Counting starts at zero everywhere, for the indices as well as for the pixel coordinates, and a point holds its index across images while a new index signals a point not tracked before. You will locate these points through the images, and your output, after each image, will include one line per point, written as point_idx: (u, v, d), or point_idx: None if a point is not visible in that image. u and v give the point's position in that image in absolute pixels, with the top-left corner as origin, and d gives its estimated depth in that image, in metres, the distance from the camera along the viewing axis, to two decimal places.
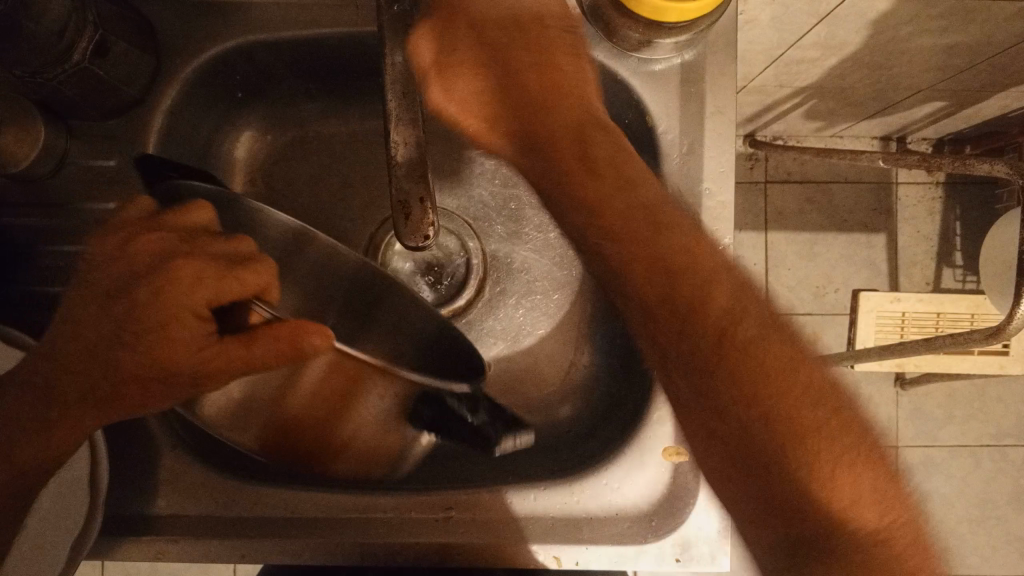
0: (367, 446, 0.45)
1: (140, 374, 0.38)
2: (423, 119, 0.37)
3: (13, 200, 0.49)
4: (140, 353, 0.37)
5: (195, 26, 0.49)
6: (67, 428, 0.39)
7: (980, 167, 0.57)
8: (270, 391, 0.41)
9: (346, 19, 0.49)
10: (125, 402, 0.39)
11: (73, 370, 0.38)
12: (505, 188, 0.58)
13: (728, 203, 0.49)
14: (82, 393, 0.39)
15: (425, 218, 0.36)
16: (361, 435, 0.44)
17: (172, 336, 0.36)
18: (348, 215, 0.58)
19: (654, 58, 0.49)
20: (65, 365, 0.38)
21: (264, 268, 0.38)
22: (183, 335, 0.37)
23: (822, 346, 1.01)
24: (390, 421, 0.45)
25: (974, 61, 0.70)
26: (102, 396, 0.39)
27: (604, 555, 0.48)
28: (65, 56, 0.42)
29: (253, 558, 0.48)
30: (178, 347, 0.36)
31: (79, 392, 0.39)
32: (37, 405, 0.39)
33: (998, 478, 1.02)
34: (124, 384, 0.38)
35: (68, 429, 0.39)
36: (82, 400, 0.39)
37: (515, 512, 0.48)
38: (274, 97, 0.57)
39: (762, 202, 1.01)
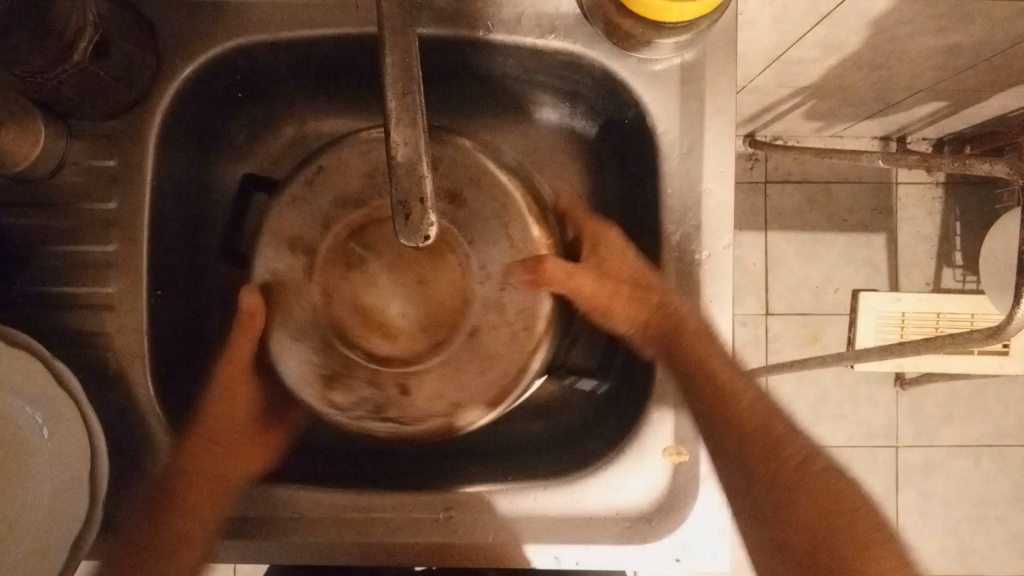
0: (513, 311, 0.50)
1: (241, 438, 0.49)
2: (423, 119, 0.37)
3: (13, 200, 0.49)
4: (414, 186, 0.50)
5: (193, 25, 0.49)
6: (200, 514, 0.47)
7: (980, 167, 0.57)
8: (466, 241, 0.50)
9: (346, 19, 0.49)
10: (237, 478, 0.49)
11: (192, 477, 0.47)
12: None
13: (728, 203, 0.49)
14: (202, 499, 0.47)
15: (425, 219, 0.36)
16: (505, 306, 0.50)
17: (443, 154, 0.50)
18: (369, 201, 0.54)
19: (654, 58, 0.49)
20: (186, 472, 0.47)
21: (252, 297, 0.48)
22: (462, 161, 0.50)
23: (822, 346, 1.01)
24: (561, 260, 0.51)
25: (974, 61, 0.70)
26: (218, 481, 0.48)
27: (604, 554, 0.48)
28: (65, 56, 0.42)
29: (253, 558, 0.50)
30: (457, 171, 0.50)
31: (201, 494, 0.47)
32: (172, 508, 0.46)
33: (998, 478, 1.02)
34: (219, 464, 0.48)
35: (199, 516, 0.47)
36: (207, 500, 0.47)
37: (508, 514, 0.49)
38: (273, 97, 0.57)
39: (762, 201, 1.01)
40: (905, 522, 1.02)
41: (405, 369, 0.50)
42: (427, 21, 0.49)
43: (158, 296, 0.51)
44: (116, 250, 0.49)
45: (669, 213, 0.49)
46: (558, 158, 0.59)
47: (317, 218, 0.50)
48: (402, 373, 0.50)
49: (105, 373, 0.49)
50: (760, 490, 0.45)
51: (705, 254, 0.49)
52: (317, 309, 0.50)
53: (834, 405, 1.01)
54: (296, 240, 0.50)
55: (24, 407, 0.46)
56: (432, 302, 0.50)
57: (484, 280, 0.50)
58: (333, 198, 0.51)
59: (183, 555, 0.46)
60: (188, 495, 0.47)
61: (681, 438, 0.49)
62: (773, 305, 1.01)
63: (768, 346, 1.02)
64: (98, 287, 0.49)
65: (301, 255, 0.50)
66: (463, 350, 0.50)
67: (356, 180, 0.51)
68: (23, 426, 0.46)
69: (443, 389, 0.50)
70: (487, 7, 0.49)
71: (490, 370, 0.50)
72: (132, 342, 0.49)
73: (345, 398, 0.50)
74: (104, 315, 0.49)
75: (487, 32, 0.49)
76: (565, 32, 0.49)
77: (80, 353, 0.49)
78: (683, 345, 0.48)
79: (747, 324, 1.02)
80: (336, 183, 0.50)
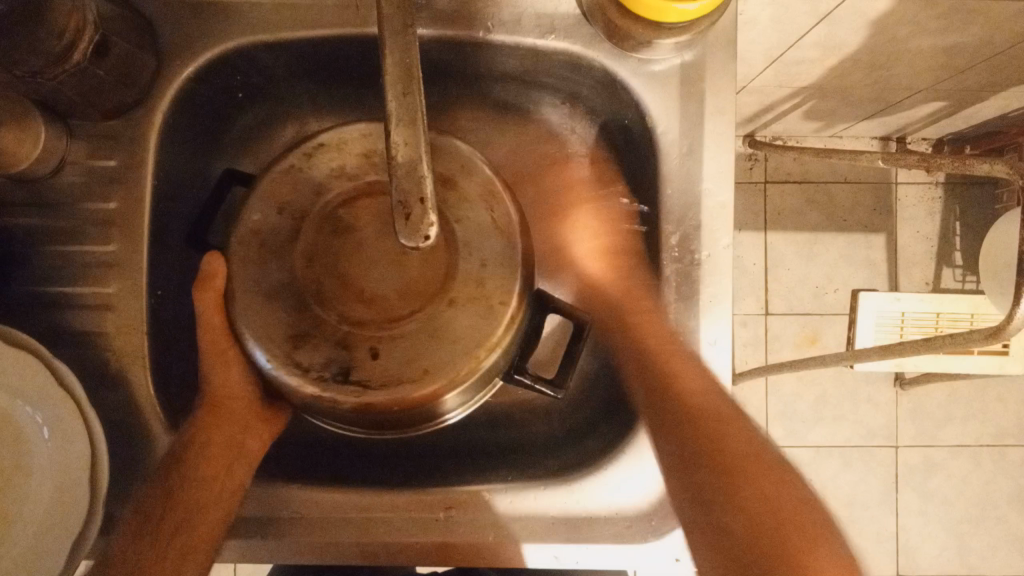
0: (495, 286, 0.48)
1: (241, 406, 0.50)
2: (423, 118, 0.36)
3: (14, 201, 0.50)
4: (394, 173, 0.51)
5: (193, 25, 0.49)
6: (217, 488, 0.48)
7: (980, 166, 0.57)
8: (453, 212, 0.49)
9: (346, 19, 0.49)
10: (249, 446, 0.50)
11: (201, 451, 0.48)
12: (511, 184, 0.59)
13: (728, 203, 0.49)
14: (220, 465, 0.48)
15: (426, 218, 0.36)
16: (488, 282, 0.48)
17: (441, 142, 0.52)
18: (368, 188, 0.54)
19: (654, 58, 0.49)
20: (192, 449, 0.47)
21: (214, 261, 0.49)
22: (454, 152, 0.51)
23: (822, 346, 1.01)
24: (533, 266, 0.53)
25: (974, 61, 0.70)
26: (235, 449, 0.49)
27: (604, 555, 0.48)
28: (64, 56, 0.42)
29: (253, 559, 0.49)
30: (448, 154, 0.51)
31: (219, 464, 0.48)
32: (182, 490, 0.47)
33: (998, 478, 1.02)
34: (226, 439, 0.49)
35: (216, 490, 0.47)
36: (223, 466, 0.48)
37: (507, 513, 0.49)
38: (273, 97, 0.57)
39: (762, 201, 1.01)
40: (905, 522, 1.02)
41: (377, 334, 0.48)
42: (427, 21, 0.49)
43: (158, 296, 0.51)
44: (116, 250, 0.49)
45: (669, 212, 0.49)
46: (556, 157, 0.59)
47: (308, 186, 0.51)
48: (373, 340, 0.47)
49: (105, 373, 0.49)
50: (707, 477, 0.45)
51: (705, 254, 0.49)
52: (296, 271, 0.49)
53: (834, 405, 1.01)
54: (284, 204, 0.50)
55: (24, 407, 0.47)
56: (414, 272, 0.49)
57: (469, 253, 0.49)
58: (327, 171, 0.51)
59: (198, 534, 0.46)
60: (198, 463, 0.47)
61: None
62: (772, 304, 1.01)
63: (768, 346, 1.02)
64: (98, 287, 0.49)
65: (287, 218, 0.50)
66: (438, 321, 0.48)
67: (349, 158, 0.51)
68: (23, 426, 0.47)
69: (415, 357, 0.47)
70: (487, 7, 0.49)
71: (466, 341, 0.47)
72: (133, 341, 0.49)
73: (311, 358, 0.47)
74: (104, 315, 0.49)
75: (487, 32, 0.49)
76: (565, 31, 0.49)
77: (80, 352, 0.49)
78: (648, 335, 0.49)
79: (747, 324, 1.02)
80: (334, 159, 0.51)
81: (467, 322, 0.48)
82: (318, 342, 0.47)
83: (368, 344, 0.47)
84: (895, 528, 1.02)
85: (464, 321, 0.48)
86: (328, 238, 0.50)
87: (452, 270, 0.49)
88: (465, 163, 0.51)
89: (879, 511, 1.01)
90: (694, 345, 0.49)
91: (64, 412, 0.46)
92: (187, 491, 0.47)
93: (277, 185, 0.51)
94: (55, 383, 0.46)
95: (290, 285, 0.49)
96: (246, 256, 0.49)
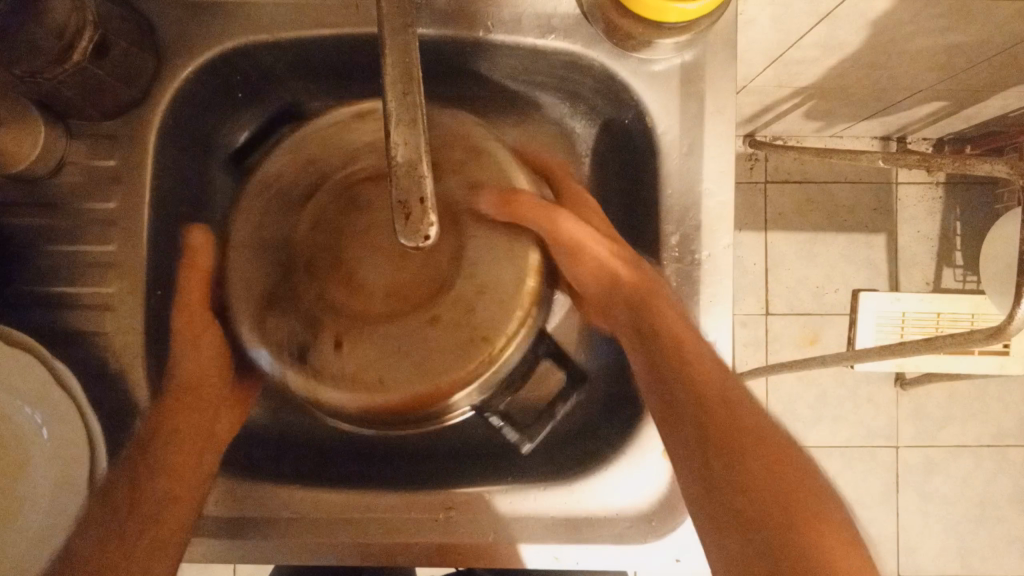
0: (482, 321, 0.45)
1: (212, 393, 0.49)
2: (423, 119, 0.36)
3: (13, 201, 0.50)
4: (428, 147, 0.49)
5: (193, 26, 0.49)
6: (182, 483, 0.46)
7: (980, 166, 0.57)
8: (467, 226, 0.47)
9: (346, 19, 0.49)
10: (219, 429, 0.49)
11: (169, 437, 0.47)
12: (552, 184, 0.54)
13: (728, 204, 0.49)
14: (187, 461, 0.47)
15: (426, 218, 0.36)
16: (476, 307, 0.45)
17: (476, 133, 0.49)
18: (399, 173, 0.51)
19: (654, 58, 0.49)
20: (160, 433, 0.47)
21: (196, 235, 0.49)
22: (486, 164, 0.49)
23: (822, 346, 1.01)
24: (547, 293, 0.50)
25: (975, 61, 0.70)
26: (203, 434, 0.48)
27: (604, 554, 0.49)
28: (65, 56, 0.42)
29: (253, 558, 0.49)
30: (482, 161, 0.49)
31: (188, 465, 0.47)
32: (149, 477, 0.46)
33: (998, 478, 1.02)
34: (196, 424, 0.48)
35: (183, 485, 0.46)
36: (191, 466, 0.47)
37: (511, 515, 0.49)
38: (272, 97, 0.57)
39: (762, 201, 1.01)
40: (905, 522, 1.02)
41: (342, 326, 0.47)
42: (427, 21, 0.49)
43: (158, 296, 0.51)
44: (116, 251, 0.49)
45: (669, 212, 0.49)
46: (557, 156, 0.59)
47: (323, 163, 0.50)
48: (337, 330, 0.46)
49: (104, 373, 0.49)
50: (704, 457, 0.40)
51: (705, 254, 0.49)
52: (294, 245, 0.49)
53: (834, 405, 1.01)
54: (299, 172, 0.50)
55: (25, 408, 0.47)
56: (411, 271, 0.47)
57: (468, 274, 0.46)
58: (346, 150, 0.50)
59: (162, 530, 0.45)
60: (162, 451, 0.46)
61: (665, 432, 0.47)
62: (773, 304, 1.01)
63: (768, 347, 1.02)
64: (97, 288, 0.49)
65: (309, 176, 0.50)
66: (411, 327, 0.46)
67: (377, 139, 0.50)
68: (23, 427, 0.47)
69: (376, 359, 0.46)
70: (487, 7, 0.49)
71: (431, 361, 0.45)
72: (132, 341, 0.49)
73: (277, 331, 0.47)
74: (104, 315, 0.49)
75: (487, 32, 0.49)
76: (565, 31, 0.49)
77: (80, 352, 0.49)
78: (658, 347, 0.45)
79: (747, 324, 1.02)
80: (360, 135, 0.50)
81: (439, 339, 0.45)
82: (292, 314, 0.47)
83: (331, 334, 0.46)
84: (895, 528, 1.01)
85: (440, 335, 0.45)
86: (343, 210, 0.50)
87: (444, 283, 0.46)
88: (498, 174, 0.49)
89: (879, 511, 1.01)
90: None
91: (62, 415, 0.47)
92: (155, 481, 0.46)
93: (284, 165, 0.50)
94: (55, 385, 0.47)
95: (281, 251, 0.48)
96: (246, 225, 0.49)
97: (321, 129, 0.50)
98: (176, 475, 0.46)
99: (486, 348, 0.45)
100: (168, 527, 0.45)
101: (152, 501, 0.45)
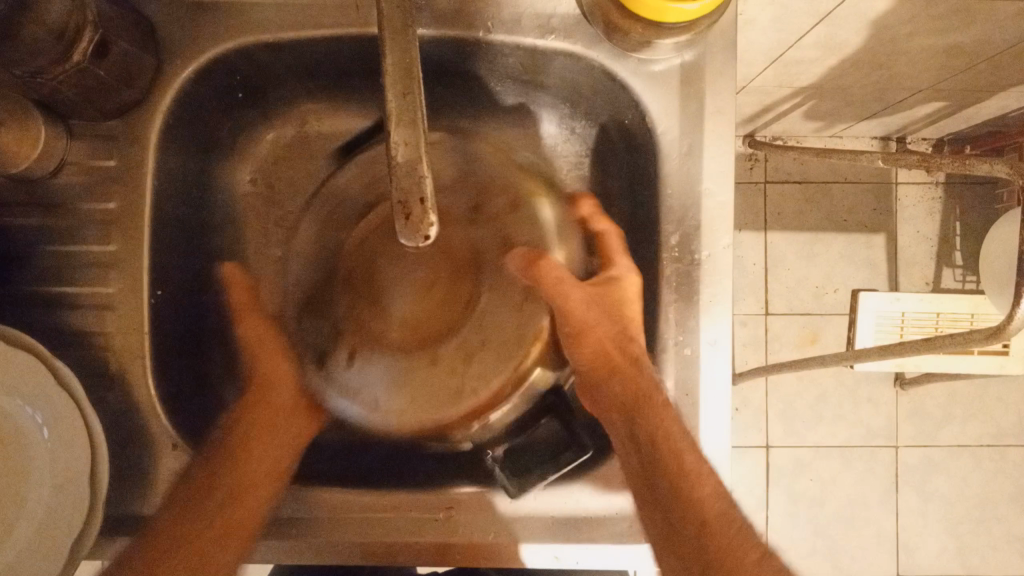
0: (475, 371, 0.49)
1: (287, 395, 0.51)
2: (422, 118, 0.36)
3: (14, 201, 0.50)
4: (467, 194, 0.52)
5: (193, 26, 0.49)
6: (264, 467, 0.49)
7: (980, 166, 0.57)
8: (488, 277, 0.50)
9: (346, 19, 0.49)
10: (293, 425, 0.51)
11: (251, 430, 0.50)
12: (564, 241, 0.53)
13: (727, 204, 0.49)
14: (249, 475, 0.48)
15: (426, 218, 0.36)
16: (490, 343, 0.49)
17: (520, 186, 0.53)
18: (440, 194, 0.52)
19: (654, 58, 0.49)
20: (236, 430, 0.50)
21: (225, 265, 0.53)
22: (522, 219, 0.52)
23: (822, 346, 1.01)
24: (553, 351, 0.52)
25: (974, 61, 0.70)
26: (272, 425, 0.50)
27: (604, 553, 0.49)
28: (65, 56, 0.42)
29: (254, 558, 0.49)
30: (519, 219, 0.52)
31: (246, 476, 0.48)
32: (223, 466, 0.48)
33: (998, 477, 1.02)
34: (268, 415, 0.51)
35: (265, 469, 0.48)
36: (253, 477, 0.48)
37: (512, 514, 0.49)
38: (272, 97, 0.57)
39: (762, 202, 1.01)
40: (905, 522, 1.02)
41: (359, 340, 0.50)
42: (427, 21, 0.49)
43: (159, 295, 0.51)
44: (116, 251, 0.49)
45: (669, 212, 0.49)
46: (557, 155, 0.60)
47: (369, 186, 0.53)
48: (354, 345, 0.50)
49: (105, 374, 0.49)
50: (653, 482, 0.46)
51: (705, 254, 0.49)
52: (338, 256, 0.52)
53: (834, 405, 1.01)
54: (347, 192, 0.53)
55: (24, 407, 0.47)
56: (437, 293, 0.49)
57: (481, 322, 0.50)
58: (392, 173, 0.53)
59: (243, 510, 0.47)
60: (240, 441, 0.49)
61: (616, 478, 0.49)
62: (772, 304, 1.01)
63: (768, 347, 1.02)
64: (98, 288, 0.49)
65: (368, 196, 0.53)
66: (410, 364, 0.49)
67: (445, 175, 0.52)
68: (23, 427, 0.47)
69: (370, 380, 0.50)
70: (487, 8, 0.49)
71: (438, 394, 0.49)
72: (133, 341, 0.49)
73: (308, 332, 0.52)
74: (105, 315, 0.49)
75: (487, 32, 0.49)
76: (565, 32, 0.49)
77: (81, 352, 0.49)
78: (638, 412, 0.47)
79: (747, 324, 1.02)
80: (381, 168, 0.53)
81: (454, 374, 0.49)
82: (324, 321, 0.52)
83: (349, 347, 0.50)
84: (895, 528, 1.02)
85: (454, 373, 0.49)
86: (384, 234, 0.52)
87: (454, 328, 0.50)
88: (531, 237, 0.52)
89: (879, 511, 1.01)
90: (695, 345, 0.50)
91: (65, 417, 0.47)
92: (235, 463, 0.48)
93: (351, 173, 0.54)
94: (56, 386, 0.47)
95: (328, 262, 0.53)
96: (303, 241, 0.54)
97: (370, 163, 0.53)
98: (246, 461, 0.48)
99: (475, 397, 0.49)
100: (243, 508, 0.47)
101: (230, 482, 0.47)
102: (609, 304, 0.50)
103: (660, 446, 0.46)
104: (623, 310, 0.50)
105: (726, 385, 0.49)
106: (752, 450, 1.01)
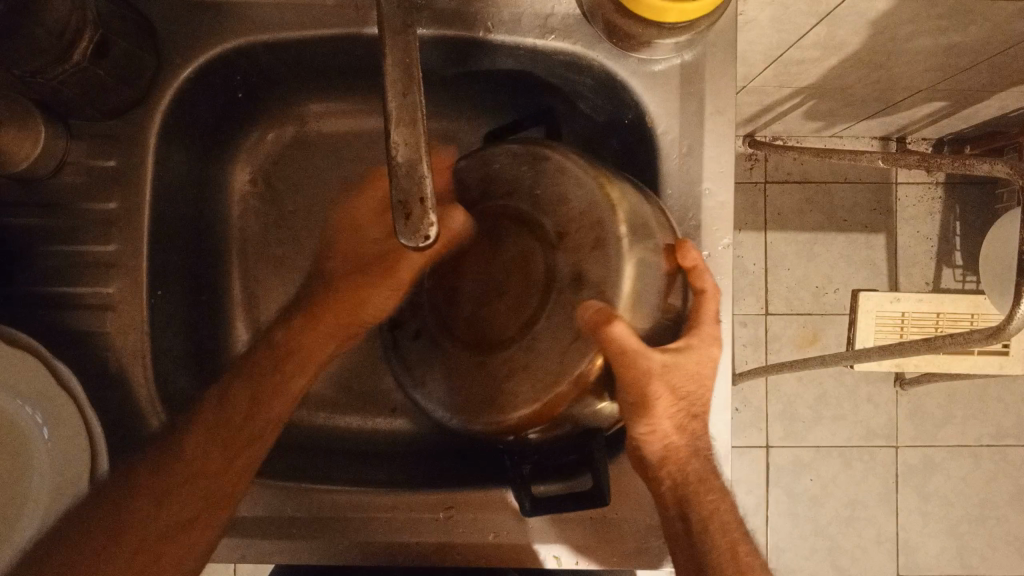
0: (514, 389, 0.44)
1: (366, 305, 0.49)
2: (423, 117, 0.36)
3: (13, 200, 0.50)
4: (558, 217, 0.45)
5: (191, 25, 0.49)
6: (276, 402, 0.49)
7: (980, 167, 0.57)
8: (554, 306, 0.44)
9: (346, 18, 0.48)
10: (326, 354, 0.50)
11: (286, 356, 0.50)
12: (651, 295, 0.44)
13: (728, 204, 0.49)
14: (251, 412, 0.48)
15: (426, 218, 0.35)
16: (535, 373, 0.44)
17: (609, 219, 0.42)
18: (544, 218, 0.45)
19: (654, 58, 0.49)
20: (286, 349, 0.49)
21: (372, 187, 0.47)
22: (605, 262, 0.42)
23: (822, 346, 1.01)
24: (600, 393, 0.45)
25: (975, 60, 0.70)
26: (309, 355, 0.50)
27: (603, 554, 0.49)
28: (65, 56, 0.42)
29: (253, 559, 0.49)
30: (599, 259, 0.43)
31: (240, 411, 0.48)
32: (252, 394, 0.48)
33: (998, 477, 1.02)
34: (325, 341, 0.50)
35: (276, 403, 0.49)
36: (247, 415, 0.48)
37: (515, 514, 0.49)
38: (272, 95, 0.57)
39: (762, 202, 1.01)
40: (905, 522, 1.02)
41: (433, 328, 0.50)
42: (428, 21, 0.49)
43: (157, 296, 0.51)
44: (116, 251, 0.49)
45: (670, 212, 0.49)
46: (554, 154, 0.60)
47: (510, 175, 0.47)
48: (431, 326, 0.50)
49: (105, 373, 0.49)
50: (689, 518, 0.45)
51: (705, 254, 0.50)
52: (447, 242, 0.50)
53: (834, 405, 1.01)
54: (487, 177, 0.48)
55: (25, 406, 0.47)
56: (516, 301, 0.46)
57: (534, 350, 0.44)
58: (531, 174, 0.46)
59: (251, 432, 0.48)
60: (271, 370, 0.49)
61: (618, 491, 0.49)
62: (772, 304, 1.01)
63: (768, 347, 1.02)
64: (98, 287, 0.49)
65: (564, 188, 0.45)
66: (463, 360, 0.48)
67: (551, 192, 0.45)
68: (23, 425, 0.47)
69: (433, 366, 0.50)
70: (487, 7, 0.49)
71: (475, 399, 0.47)
72: (133, 341, 0.49)
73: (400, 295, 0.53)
74: (104, 315, 0.49)
75: (487, 32, 0.49)
76: (565, 31, 0.49)
77: (80, 352, 0.49)
78: (678, 471, 0.46)
79: (747, 324, 1.02)
80: (547, 174, 0.45)
81: (495, 393, 0.45)
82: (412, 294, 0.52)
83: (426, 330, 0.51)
84: (895, 528, 1.01)
85: (493, 390, 0.46)
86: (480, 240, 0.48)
87: (507, 342, 0.46)
88: (605, 284, 0.42)
89: (879, 511, 1.01)
90: None
91: (61, 419, 0.47)
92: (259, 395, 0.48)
93: (488, 158, 0.48)
94: (53, 386, 0.47)
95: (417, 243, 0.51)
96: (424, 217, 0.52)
97: (507, 158, 0.47)
98: (272, 384, 0.49)
99: (501, 413, 0.45)
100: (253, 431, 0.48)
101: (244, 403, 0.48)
102: (683, 375, 0.45)
103: (692, 491, 0.46)
104: (697, 377, 0.45)
105: (727, 386, 0.50)
106: (752, 450, 1.01)
